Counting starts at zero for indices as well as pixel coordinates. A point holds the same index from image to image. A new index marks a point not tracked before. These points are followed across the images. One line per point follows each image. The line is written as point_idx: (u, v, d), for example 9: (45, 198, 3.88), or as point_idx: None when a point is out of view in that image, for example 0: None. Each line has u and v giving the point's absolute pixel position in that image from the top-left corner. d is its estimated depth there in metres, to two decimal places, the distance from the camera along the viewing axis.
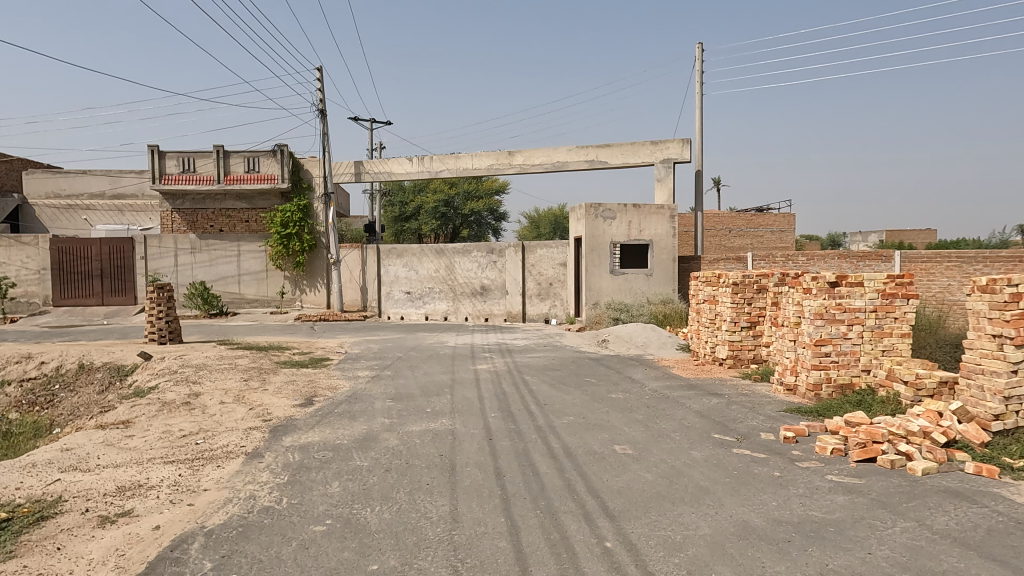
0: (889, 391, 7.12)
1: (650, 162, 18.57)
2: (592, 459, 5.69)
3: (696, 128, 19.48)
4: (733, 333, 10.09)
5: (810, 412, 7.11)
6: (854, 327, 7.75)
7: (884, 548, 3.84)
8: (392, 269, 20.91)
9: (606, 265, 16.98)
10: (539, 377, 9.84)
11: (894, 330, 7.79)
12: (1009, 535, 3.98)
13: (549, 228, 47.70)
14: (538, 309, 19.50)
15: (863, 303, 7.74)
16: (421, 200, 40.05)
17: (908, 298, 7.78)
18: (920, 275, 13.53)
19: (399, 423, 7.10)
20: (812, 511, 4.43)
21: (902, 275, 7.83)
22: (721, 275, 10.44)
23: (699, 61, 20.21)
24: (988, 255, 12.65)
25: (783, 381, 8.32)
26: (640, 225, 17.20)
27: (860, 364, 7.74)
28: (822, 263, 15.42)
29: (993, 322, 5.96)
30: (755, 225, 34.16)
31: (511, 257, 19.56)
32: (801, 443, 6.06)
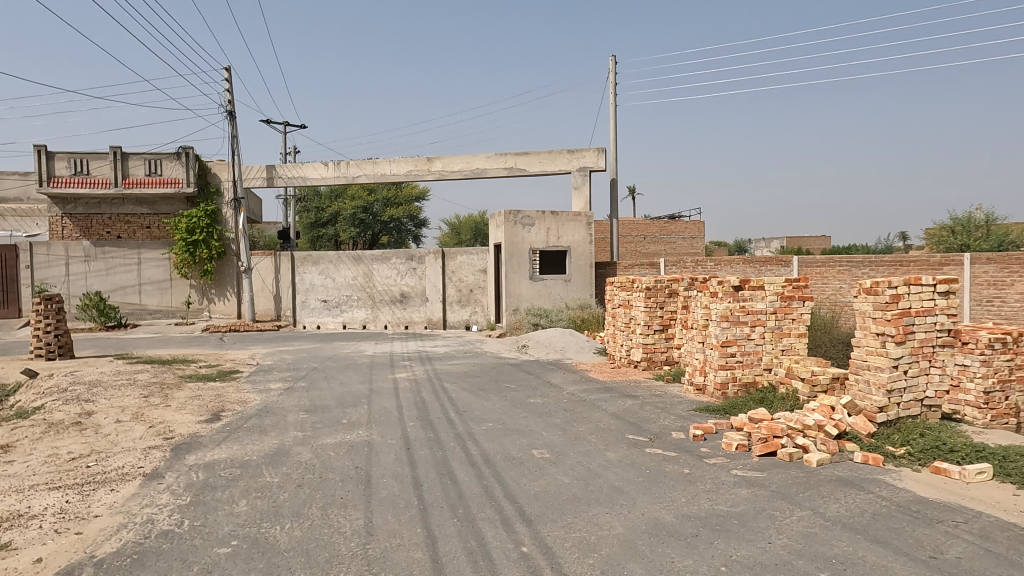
0: (788, 388, 7.58)
1: (567, 170, 18.94)
2: (510, 464, 5.72)
3: (610, 138, 20.03)
4: (647, 337, 10.45)
5: (717, 410, 7.45)
6: (756, 328, 8.18)
7: (782, 537, 4.05)
8: (308, 276, 20.24)
9: (526, 272, 17.13)
10: (458, 384, 9.78)
11: (792, 330, 8.29)
12: (890, 518, 4.32)
13: (469, 236, 47.78)
14: (459, 316, 19.47)
15: (763, 305, 8.19)
16: (339, 207, 39.27)
17: (803, 300, 8.32)
18: (815, 279, 14.48)
19: (312, 436, 6.86)
20: (718, 505, 4.63)
21: (798, 279, 8.34)
22: (635, 280, 10.74)
23: (612, 73, 20.79)
24: (873, 260, 13.67)
25: (693, 382, 8.69)
26: (558, 232, 17.47)
27: (763, 363, 8.20)
28: (728, 268, 16.20)
29: (877, 322, 6.45)
30: (669, 232, 35.46)
31: (430, 264, 19.43)
32: (709, 441, 6.34)
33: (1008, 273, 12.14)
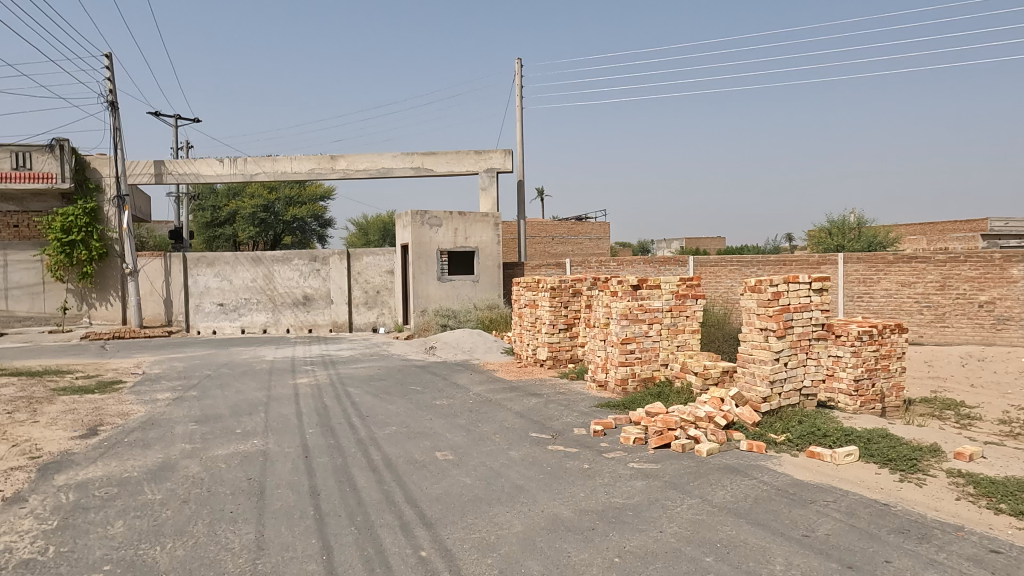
0: (683, 381, 7.94)
1: (474, 171, 18.96)
2: (412, 468, 5.64)
3: (517, 140, 20.24)
4: (552, 335, 10.64)
5: (617, 405, 7.70)
6: (653, 325, 8.52)
7: (673, 525, 4.23)
8: (202, 279, 19.11)
9: (434, 272, 17.00)
10: (362, 388, 9.54)
11: (687, 327, 8.70)
12: (770, 501, 4.61)
13: (377, 236, 46.87)
14: (365, 318, 19.05)
15: (660, 303, 8.54)
16: (237, 206, 37.38)
17: (696, 298, 8.74)
18: (709, 278, 15.26)
19: (202, 448, 6.47)
20: (614, 498, 4.77)
21: (691, 278, 8.76)
22: (540, 280, 10.89)
23: (518, 76, 21.02)
24: (761, 260, 14.59)
25: (595, 378, 8.94)
26: (466, 232, 17.46)
27: (660, 359, 8.55)
28: (630, 268, 16.80)
29: (760, 317, 6.87)
30: (575, 233, 36.32)
31: (335, 265, 18.88)
32: (608, 436, 6.53)
33: (875, 271, 13.32)
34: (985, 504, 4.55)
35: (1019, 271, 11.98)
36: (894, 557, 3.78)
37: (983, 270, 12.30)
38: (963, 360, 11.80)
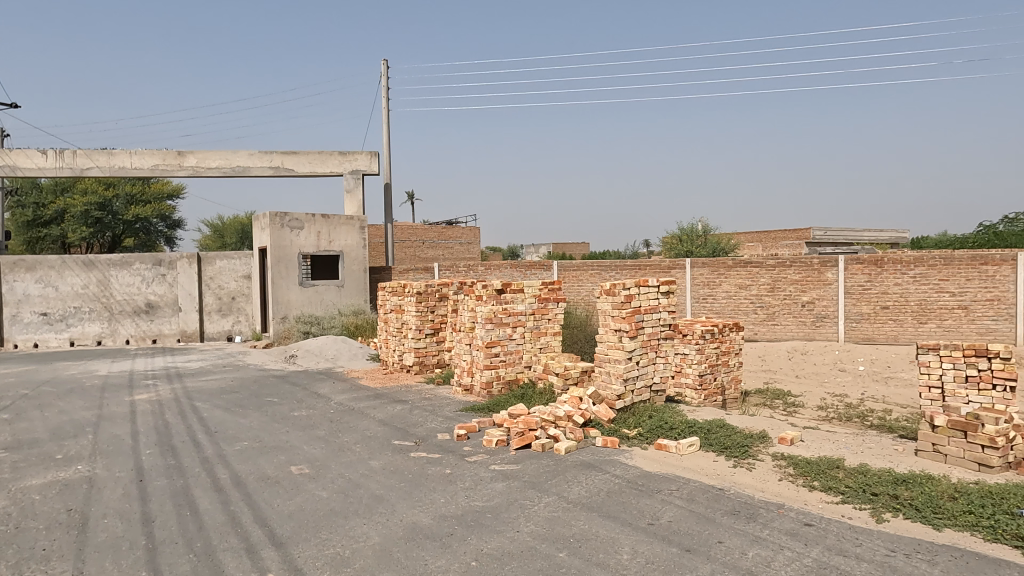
0: (545, 382, 8.17)
1: (339, 172, 18.33)
2: (263, 485, 5.31)
3: (383, 142, 19.84)
4: (418, 340, 10.52)
5: (482, 408, 7.77)
6: (517, 328, 8.69)
7: (529, 524, 4.32)
8: (20, 285, 16.80)
9: (295, 277, 16.21)
10: (211, 402, 8.84)
11: (549, 329, 8.96)
12: (621, 494, 4.86)
13: (235, 238, 43.93)
14: (218, 326, 17.78)
15: (523, 307, 8.72)
16: (66, 203, 33.36)
17: (557, 301, 9.02)
18: (572, 282, 15.86)
19: (10, 479, 5.66)
20: (474, 501, 4.79)
21: (553, 282, 9.03)
22: (406, 285, 10.74)
23: (385, 77, 20.64)
24: (619, 265, 15.38)
25: (461, 383, 8.95)
26: (330, 235, 16.83)
27: (523, 361, 8.74)
28: (498, 272, 17.05)
29: (614, 319, 7.24)
30: (445, 237, 36.27)
31: (183, 269, 17.42)
32: (471, 439, 6.56)
33: (717, 275, 14.54)
34: (802, 483, 5.10)
35: (833, 274, 13.62)
36: (726, 537, 4.11)
37: (805, 274, 13.84)
38: (790, 354, 13.21)
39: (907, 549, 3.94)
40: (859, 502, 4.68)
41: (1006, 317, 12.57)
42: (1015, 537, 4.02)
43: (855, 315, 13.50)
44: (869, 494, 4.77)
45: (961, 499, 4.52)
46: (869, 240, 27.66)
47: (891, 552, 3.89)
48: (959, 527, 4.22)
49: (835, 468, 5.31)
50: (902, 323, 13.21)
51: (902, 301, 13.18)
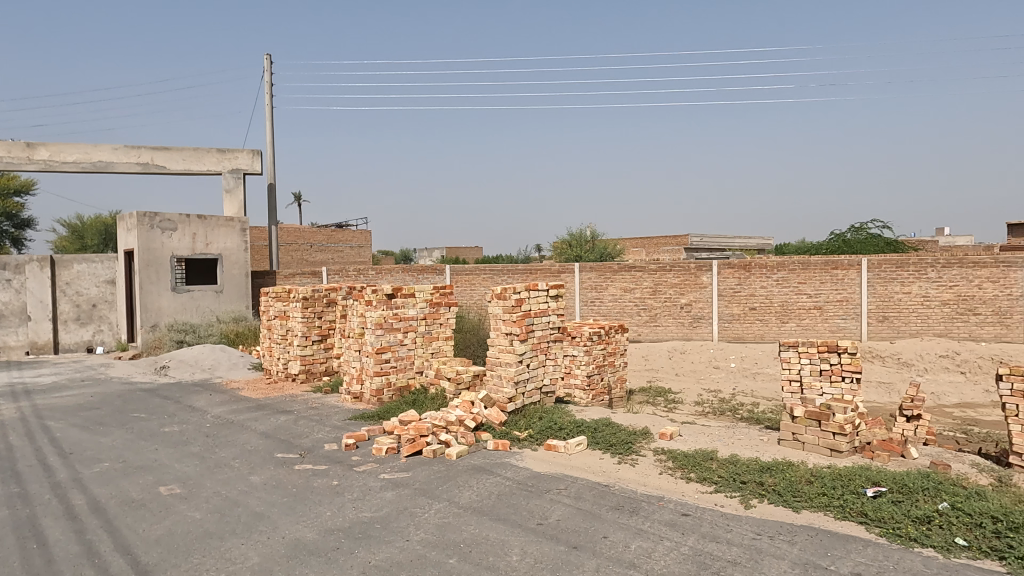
0: (437, 387, 8.11)
1: (217, 171, 17.24)
2: (127, 509, 4.86)
3: (267, 140, 18.90)
4: (304, 348, 10.09)
5: (372, 416, 7.57)
6: (408, 334, 8.56)
7: (419, 532, 4.27)
8: None
9: (167, 282, 15.06)
10: (65, 420, 7.99)
11: (440, 334, 8.90)
12: (511, 496, 4.91)
13: (97, 240, 40.13)
14: (75, 336, 16.11)
15: (414, 312, 8.61)
16: None
17: (449, 306, 8.99)
18: (465, 286, 15.87)
19: None
20: (362, 512, 4.66)
21: (444, 286, 8.98)
22: (291, 290, 10.28)
23: (269, 73, 19.68)
24: (510, 269, 15.55)
25: (350, 390, 8.69)
26: (207, 237, 15.79)
27: (415, 366, 8.62)
28: (389, 277, 16.73)
29: (505, 323, 7.32)
30: (335, 240, 35.10)
31: (33, 274, 15.57)
32: (360, 449, 6.37)
33: (603, 279, 15.10)
34: (680, 475, 5.40)
35: (708, 278, 14.57)
36: (610, 532, 4.27)
37: (683, 277, 14.69)
38: (670, 353, 13.96)
39: (771, 531, 4.28)
40: (730, 490, 5.02)
41: (853, 316, 14.02)
42: (861, 514, 4.47)
43: (727, 316, 14.53)
44: (739, 482, 5.14)
45: (816, 482, 4.97)
46: (739, 246, 29.88)
47: (757, 536, 4.21)
48: (814, 508, 4.64)
49: (709, 460, 5.67)
50: (767, 323, 14.36)
51: (767, 302, 14.34)
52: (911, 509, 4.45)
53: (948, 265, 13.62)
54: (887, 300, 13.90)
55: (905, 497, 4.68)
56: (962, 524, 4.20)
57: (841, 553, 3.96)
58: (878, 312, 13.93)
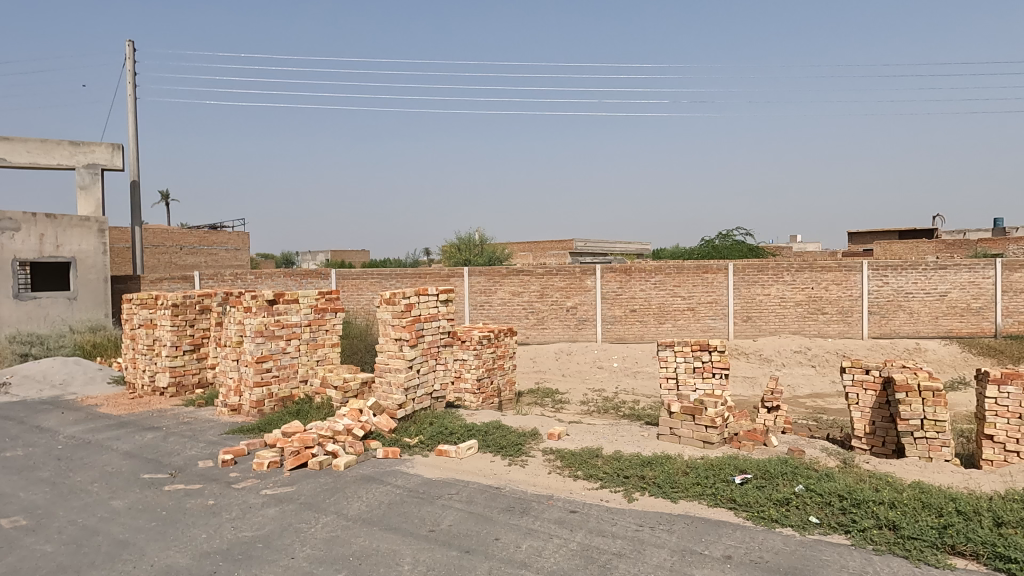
0: (323, 397, 7.83)
1: (69, 166, 15.57)
2: None
3: (129, 134, 17.35)
4: (174, 358, 9.37)
5: (252, 429, 7.17)
6: (291, 341, 8.19)
7: (305, 549, 4.10)
8: None
9: (7, 288, 13.46)
10: None
11: (326, 341, 8.58)
12: (401, 504, 4.85)
13: None
14: None
15: (298, 318, 8.25)
16: None
17: (335, 311, 8.69)
18: (351, 291, 15.41)
19: None
20: (242, 532, 4.40)
21: (330, 291, 8.68)
22: (159, 297, 9.51)
23: (131, 61, 18.09)
24: (399, 273, 15.25)
25: (227, 403, 8.17)
26: (57, 239, 14.27)
27: (298, 375, 8.26)
28: (270, 281, 15.91)
29: (395, 328, 7.20)
30: (208, 242, 32.84)
31: None
32: (239, 464, 6.01)
33: (493, 283, 15.25)
34: (567, 473, 5.58)
35: (592, 281, 15.13)
36: (502, 533, 4.33)
37: (568, 281, 15.16)
38: (557, 354, 14.36)
39: (652, 522, 4.53)
40: (614, 485, 5.26)
41: (721, 316, 15.13)
42: (730, 500, 4.85)
43: (610, 318, 15.18)
44: (622, 477, 5.39)
45: (691, 473, 5.32)
46: (620, 251, 31.31)
47: (639, 527, 4.44)
48: (689, 497, 4.97)
49: (595, 457, 5.90)
50: (646, 323, 15.16)
51: (646, 304, 15.15)
52: (772, 492, 4.89)
53: (801, 269, 15.06)
54: (750, 301, 15.14)
55: (767, 482, 5.13)
56: (815, 503, 4.67)
57: (714, 537, 4.27)
58: (743, 312, 15.14)
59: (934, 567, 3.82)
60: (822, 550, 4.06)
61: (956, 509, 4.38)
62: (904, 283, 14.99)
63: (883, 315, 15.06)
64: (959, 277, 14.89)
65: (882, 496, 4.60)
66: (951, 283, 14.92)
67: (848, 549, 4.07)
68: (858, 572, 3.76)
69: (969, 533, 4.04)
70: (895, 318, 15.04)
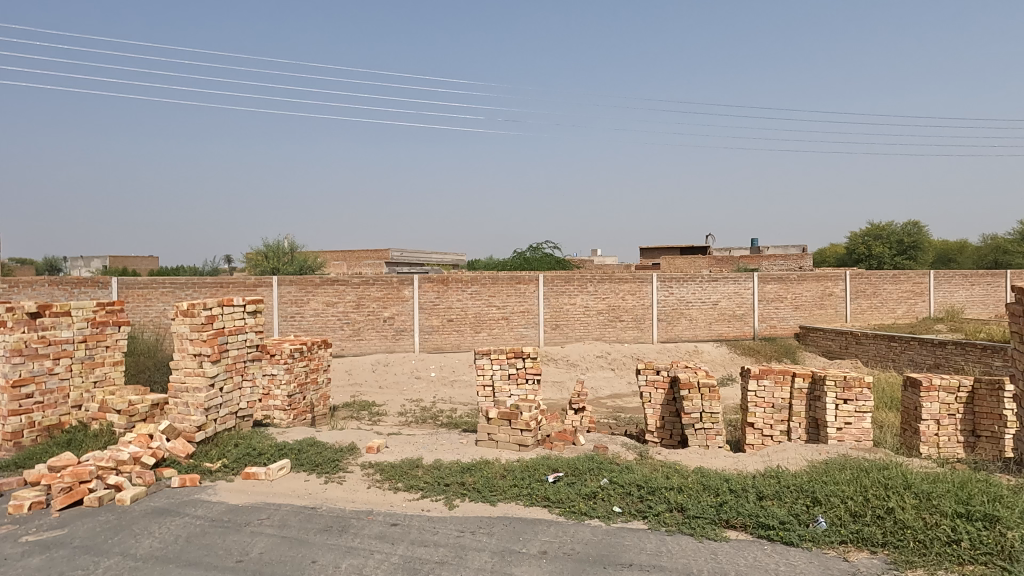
0: (101, 423, 6.83)
1: None
2: None
3: None
4: None
5: (5, 467, 6.02)
6: (60, 360, 7.04)
7: None
8: None
9: None
10: None
11: (106, 359, 7.50)
12: (203, 536, 4.43)
13: None
14: None
15: (69, 334, 7.12)
16: None
17: (118, 325, 7.65)
18: (137, 302, 13.63)
19: None
20: None
21: (112, 302, 7.61)
22: None
23: None
24: (196, 282, 13.76)
25: None
26: None
27: (70, 401, 7.11)
28: (29, 290, 13.49)
29: (193, 343, 6.54)
30: None
31: None
32: None
33: (305, 293, 14.48)
34: (388, 487, 5.48)
35: (409, 291, 15.07)
36: (320, 555, 4.14)
37: (386, 291, 14.93)
38: (373, 366, 14.03)
39: (472, 527, 4.63)
40: (435, 494, 5.28)
41: (533, 325, 15.95)
42: (544, 499, 5.12)
43: (427, 328, 15.23)
44: (442, 485, 5.44)
45: (508, 476, 5.53)
46: (437, 261, 31.66)
47: (460, 533, 4.51)
48: (507, 499, 5.16)
49: (415, 468, 5.89)
50: (462, 333, 15.46)
51: (463, 314, 15.46)
52: (580, 487, 5.27)
53: (602, 280, 16.42)
54: (559, 310, 16.16)
55: (577, 478, 5.51)
56: (618, 494, 5.11)
57: (530, 535, 4.49)
58: (551, 321, 16.09)
59: (713, 540, 4.39)
60: (625, 536, 4.46)
61: (729, 488, 5.08)
62: (685, 294, 17.05)
63: (669, 321, 16.96)
64: (727, 288, 17.30)
65: (673, 483, 5.18)
66: (721, 293, 17.27)
67: (646, 533, 4.52)
68: (655, 552, 4.19)
69: (739, 508, 4.70)
70: (678, 324, 17.04)
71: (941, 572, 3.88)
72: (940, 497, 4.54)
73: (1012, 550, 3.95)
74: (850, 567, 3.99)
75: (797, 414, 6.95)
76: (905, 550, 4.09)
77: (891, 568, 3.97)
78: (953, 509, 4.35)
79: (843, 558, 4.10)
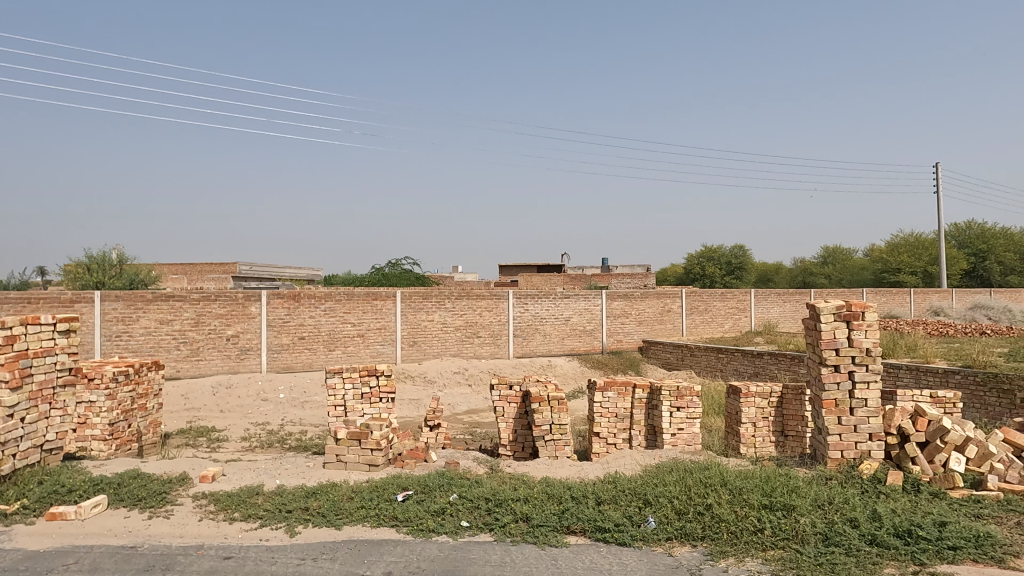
0: None
1: None
2: None
3: None
4: None
5: None
6: None
7: None
8: None
9: None
10: None
11: None
12: None
13: None
14: None
15: None
16: None
17: None
18: None
19: None
20: None
21: None
22: None
23: None
24: None
25: None
26: None
27: None
28: None
29: None
30: None
31: None
32: None
33: (133, 309, 13.13)
34: (222, 517, 5.11)
35: (256, 308, 14.21)
36: None
37: (229, 308, 13.96)
38: (214, 388, 13.01)
39: (315, 553, 4.45)
40: (275, 522, 5.01)
41: (390, 342, 15.69)
42: (392, 518, 5.05)
43: (276, 346, 14.43)
44: (284, 512, 5.17)
45: (355, 498, 5.38)
46: (289, 276, 30.19)
47: (301, 561, 4.32)
48: (353, 522, 5.03)
49: (254, 495, 5.54)
50: (315, 351, 14.84)
51: (315, 331, 14.86)
52: (429, 504, 5.26)
53: (459, 297, 16.57)
54: (416, 326, 16.06)
55: (426, 495, 5.50)
56: (466, 508, 5.16)
57: (376, 557, 4.40)
58: (409, 337, 15.94)
59: (555, 546, 4.58)
60: (471, 549, 4.53)
61: (571, 495, 5.33)
62: (539, 310, 17.69)
63: (525, 337, 17.48)
64: (578, 305, 18.20)
65: (520, 494, 5.34)
66: (573, 310, 18.13)
67: (492, 545, 4.62)
68: (498, 563, 4.29)
69: (579, 514, 4.95)
70: (532, 340, 17.60)
71: (748, 558, 4.35)
72: (749, 491, 5.09)
73: (804, 534, 4.53)
74: (674, 561, 4.35)
75: (638, 422, 7.45)
76: (719, 541, 4.55)
77: (708, 558, 4.38)
78: (759, 501, 4.90)
79: (668, 554, 4.46)
